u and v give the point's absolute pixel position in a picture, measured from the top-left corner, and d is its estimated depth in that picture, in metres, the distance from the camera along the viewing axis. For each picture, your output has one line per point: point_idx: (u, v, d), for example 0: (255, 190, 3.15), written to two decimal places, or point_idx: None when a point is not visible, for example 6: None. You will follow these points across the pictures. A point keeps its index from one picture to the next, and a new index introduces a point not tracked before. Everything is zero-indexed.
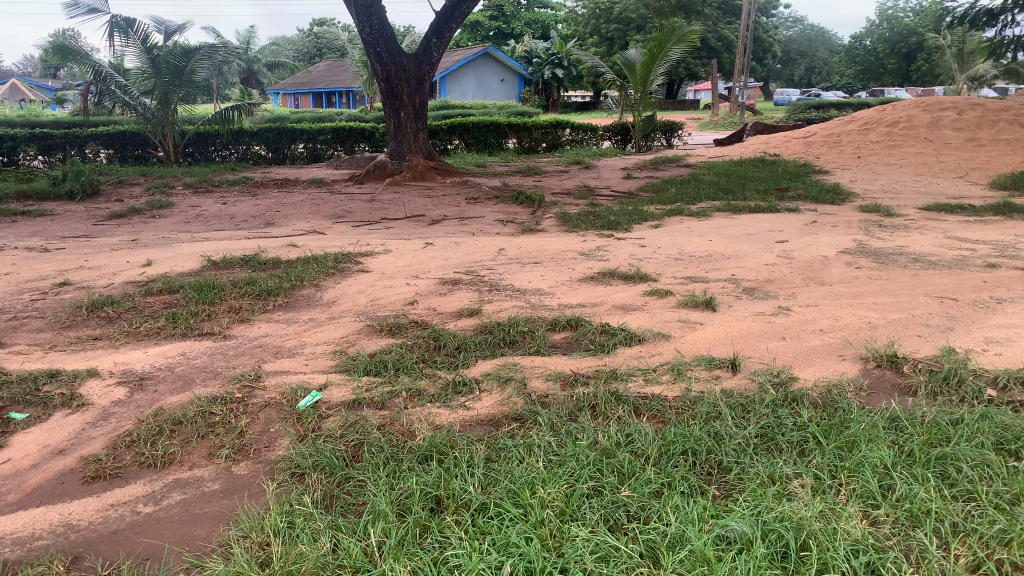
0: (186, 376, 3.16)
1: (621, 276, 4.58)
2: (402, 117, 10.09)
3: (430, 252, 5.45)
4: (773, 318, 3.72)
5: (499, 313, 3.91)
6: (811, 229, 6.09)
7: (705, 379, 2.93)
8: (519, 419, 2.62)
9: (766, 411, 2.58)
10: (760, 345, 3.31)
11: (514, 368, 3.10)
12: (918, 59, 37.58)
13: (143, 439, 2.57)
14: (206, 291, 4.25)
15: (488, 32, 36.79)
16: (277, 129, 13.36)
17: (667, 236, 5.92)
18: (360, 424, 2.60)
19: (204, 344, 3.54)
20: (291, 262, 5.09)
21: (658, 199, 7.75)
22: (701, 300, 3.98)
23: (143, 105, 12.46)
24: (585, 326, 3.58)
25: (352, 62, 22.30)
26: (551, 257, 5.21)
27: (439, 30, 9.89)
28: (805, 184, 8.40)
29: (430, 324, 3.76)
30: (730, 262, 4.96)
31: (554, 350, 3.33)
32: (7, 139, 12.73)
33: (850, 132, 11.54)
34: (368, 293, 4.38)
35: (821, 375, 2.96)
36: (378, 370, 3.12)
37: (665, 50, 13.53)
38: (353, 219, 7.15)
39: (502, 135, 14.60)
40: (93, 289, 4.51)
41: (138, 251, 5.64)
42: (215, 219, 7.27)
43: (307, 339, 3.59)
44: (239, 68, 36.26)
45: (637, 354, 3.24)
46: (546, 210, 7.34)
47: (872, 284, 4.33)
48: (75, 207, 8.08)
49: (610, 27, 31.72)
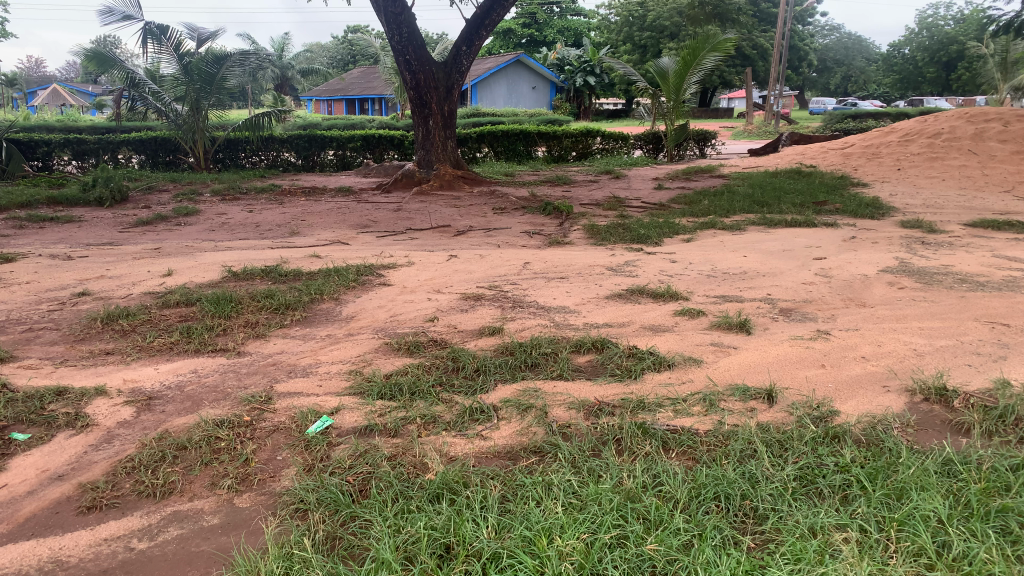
0: (195, 396, 3.05)
1: (650, 293, 4.41)
2: (430, 126, 9.99)
3: (454, 265, 5.31)
4: (811, 343, 3.52)
5: (522, 332, 3.76)
6: (849, 245, 5.86)
7: (738, 411, 2.75)
8: (539, 452, 2.46)
9: (805, 449, 2.39)
10: (798, 374, 3.11)
11: (535, 394, 2.93)
12: (959, 68, 36.80)
13: (144, 466, 2.45)
14: (223, 304, 4.15)
15: (521, 40, 36.74)
16: (307, 136, 13.37)
17: (699, 251, 5.72)
18: (370, 454, 2.46)
19: (217, 361, 3.43)
20: (312, 274, 4.98)
21: (690, 211, 7.54)
22: (735, 322, 3.79)
23: (175, 111, 12.52)
24: (611, 348, 3.41)
25: (384, 70, 22.39)
26: (578, 271, 5.05)
27: (469, 38, 9.76)
28: (843, 197, 8.13)
29: (450, 344, 3.61)
30: (766, 280, 4.76)
31: (578, 375, 3.17)
32: (42, 144, 12.87)
33: (890, 143, 11.22)
34: (388, 309, 4.25)
35: (864, 409, 2.76)
36: (392, 394, 2.98)
37: (698, 59, 13.35)
38: (378, 229, 7.05)
39: (532, 144, 14.47)
40: (110, 300, 4.45)
41: (160, 260, 5.59)
42: (241, 227, 7.23)
43: (322, 357, 3.47)
44: (273, 76, 36.70)
45: (666, 381, 3.06)
46: (574, 221, 7.18)
47: (916, 307, 4.11)
48: (103, 213, 8.10)
49: (643, 35, 31.53)
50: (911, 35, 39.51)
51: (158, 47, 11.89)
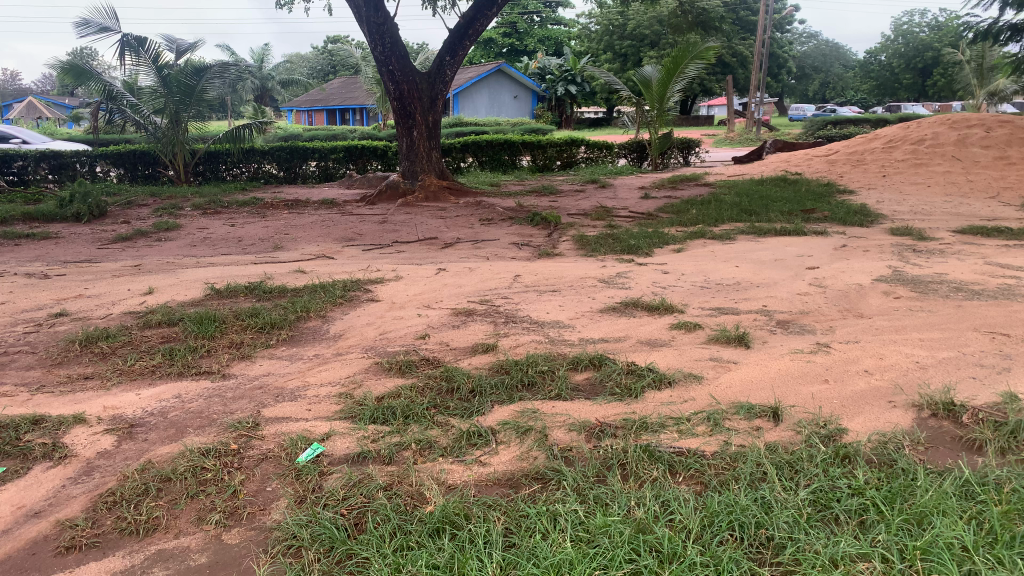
0: (179, 423, 2.92)
1: (645, 306, 4.33)
2: (415, 136, 9.89)
3: (443, 279, 5.21)
4: (811, 357, 3.45)
5: (517, 349, 3.66)
6: (841, 254, 5.82)
7: (744, 431, 2.67)
8: (542, 479, 2.36)
9: (817, 471, 2.31)
10: (803, 390, 3.03)
11: (533, 416, 2.83)
12: (934, 74, 37.26)
13: (126, 501, 2.33)
14: (206, 324, 4.02)
15: (501, 49, 36.78)
16: (289, 148, 13.23)
17: (691, 261, 5.65)
18: (364, 484, 2.35)
19: (201, 385, 3.30)
20: (298, 290, 4.87)
21: (678, 220, 7.49)
22: (733, 335, 3.71)
23: (154, 124, 12.34)
24: (609, 365, 3.32)
25: (366, 80, 22.29)
26: (569, 284, 4.97)
27: (453, 48, 9.69)
28: (831, 204, 8.12)
29: (444, 362, 3.51)
30: (761, 291, 4.70)
31: (578, 394, 3.06)
32: (17, 158, 12.61)
33: (874, 150, 11.25)
34: (377, 326, 4.14)
35: (872, 426, 2.69)
36: (385, 418, 2.87)
37: (681, 67, 13.36)
38: (364, 242, 6.93)
39: (516, 153, 14.39)
40: (89, 321, 4.31)
41: (140, 278, 5.44)
42: (223, 242, 7.09)
43: (311, 379, 3.35)
44: (252, 87, 36.48)
45: (668, 401, 2.96)
46: (562, 232, 7.11)
47: (914, 317, 4.06)
48: (81, 229, 7.93)
49: (623, 44, 31.63)
50: (887, 42, 39.97)
51: (136, 59, 11.71)
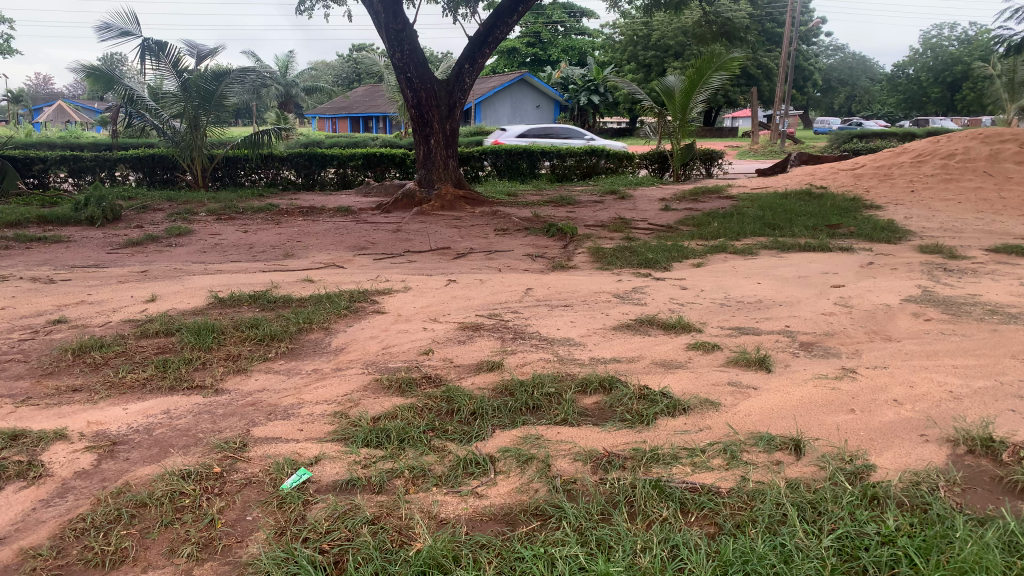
0: (163, 442, 2.77)
1: (661, 324, 4.13)
2: (432, 144, 9.76)
3: (452, 291, 5.04)
4: (837, 383, 3.24)
5: (523, 368, 3.48)
6: (867, 272, 5.58)
7: (764, 466, 2.47)
8: (542, 516, 2.18)
9: (843, 515, 2.11)
10: (827, 420, 2.83)
11: (536, 444, 2.65)
12: (963, 88, 36.77)
13: (97, 528, 2.18)
14: (204, 335, 3.88)
15: (525, 59, 36.76)
16: (307, 154, 13.15)
17: (711, 277, 5.45)
18: (350, 516, 2.19)
19: (192, 401, 3.15)
20: (303, 300, 4.73)
21: (699, 233, 7.28)
22: (753, 358, 3.51)
23: (173, 128, 12.32)
24: (620, 389, 3.13)
25: (389, 87, 22.29)
26: (583, 299, 4.79)
27: (472, 55, 9.57)
28: (857, 219, 7.88)
29: (446, 381, 3.34)
30: (783, 310, 4.48)
31: (586, 420, 2.88)
32: (37, 161, 12.62)
33: (902, 164, 10.97)
34: (381, 340, 3.98)
35: (903, 463, 2.48)
36: (380, 441, 2.70)
37: (704, 78, 13.18)
38: (375, 251, 6.79)
39: (536, 163, 14.23)
40: (87, 329, 4.19)
41: (145, 284, 5.34)
42: (233, 248, 6.98)
43: (306, 397, 3.19)
44: (276, 94, 36.74)
45: (681, 430, 2.77)
46: (579, 244, 6.94)
47: (946, 341, 3.84)
48: (93, 233, 7.87)
49: (647, 54, 31.48)
50: (915, 55, 39.46)
51: (156, 64, 11.72)
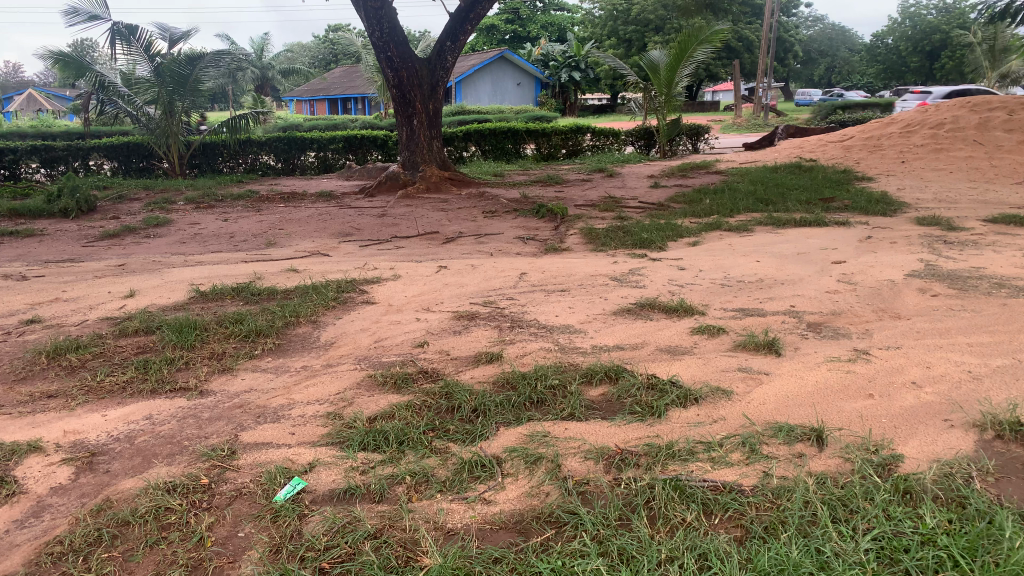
0: (145, 451, 2.60)
1: (662, 307, 3.99)
2: (415, 125, 9.53)
3: (443, 278, 4.87)
4: (850, 366, 3.11)
5: (523, 359, 3.33)
6: (867, 247, 5.46)
7: (786, 460, 2.34)
8: (557, 523, 2.04)
9: (878, 513, 1.98)
10: (845, 407, 2.70)
11: (544, 442, 2.50)
12: (942, 56, 36.71)
13: (76, 552, 2.01)
14: (186, 333, 3.70)
15: (504, 36, 36.34)
16: (286, 138, 12.85)
17: (708, 256, 5.31)
18: (349, 530, 2.04)
19: (175, 404, 2.98)
20: (289, 292, 4.54)
21: (692, 211, 7.13)
22: (762, 341, 3.38)
23: (147, 115, 11.99)
24: (627, 379, 2.98)
25: (368, 68, 21.94)
26: (579, 283, 4.63)
27: (453, 33, 9.32)
28: (850, 192, 7.76)
29: (443, 375, 3.18)
30: (786, 289, 4.35)
31: (594, 414, 2.73)
32: (8, 152, 12.28)
33: (891, 135, 10.85)
34: (372, 332, 3.81)
35: (931, 452, 2.35)
36: (377, 445, 2.54)
37: (689, 52, 12.98)
38: (361, 237, 6.60)
39: (520, 142, 14.01)
40: (63, 328, 4.00)
41: (122, 279, 5.12)
42: (214, 238, 6.76)
43: (297, 397, 3.02)
44: (253, 77, 36.14)
45: (694, 422, 2.63)
46: (569, 225, 6.77)
47: (958, 318, 3.71)
48: (68, 225, 7.61)
49: (627, 29, 31.15)
50: (894, 25, 39.37)
51: (128, 48, 11.36)
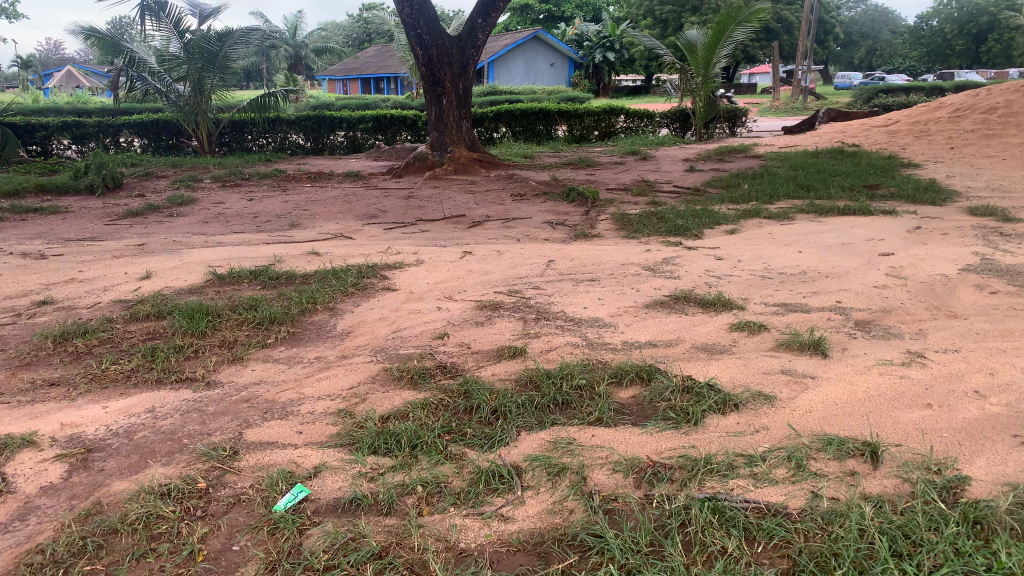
0: (144, 448, 2.44)
1: (698, 301, 3.75)
2: (444, 105, 9.30)
3: (468, 264, 4.67)
4: (904, 371, 2.85)
5: (549, 354, 3.12)
6: (916, 238, 5.15)
7: (837, 479, 2.11)
8: (580, 548, 1.85)
9: (944, 548, 1.76)
10: (900, 418, 2.46)
11: (569, 451, 2.30)
12: (988, 39, 35.51)
13: (57, 564, 1.86)
14: (198, 319, 3.54)
15: (538, 15, 35.98)
16: (315, 117, 12.71)
17: (746, 245, 5.04)
18: (352, 549, 1.86)
19: (180, 397, 2.82)
20: (308, 276, 4.37)
21: (729, 197, 6.84)
22: (807, 341, 3.13)
23: (176, 92, 11.91)
24: (661, 380, 2.76)
25: (400, 47, 21.75)
26: (610, 272, 4.41)
27: (485, 10, 9.09)
28: (896, 179, 7.40)
29: (463, 371, 2.99)
30: (831, 283, 4.08)
31: (623, 420, 2.52)
32: (40, 128, 12.33)
33: (939, 119, 10.39)
34: (390, 322, 3.63)
35: (1002, 474, 2.10)
36: (389, 448, 2.36)
37: (728, 32, 12.58)
38: (386, 220, 6.43)
39: (552, 123, 13.71)
40: (74, 311, 3.87)
41: (140, 260, 5.00)
42: (237, 218, 6.63)
43: (307, 391, 2.85)
44: (286, 55, 36.18)
45: (733, 432, 2.41)
46: (600, 209, 6.54)
47: (1021, 318, 3.43)
48: (93, 203, 7.54)
49: (664, 9, 30.56)
50: (940, 6, 38.22)
51: (157, 24, 11.25)
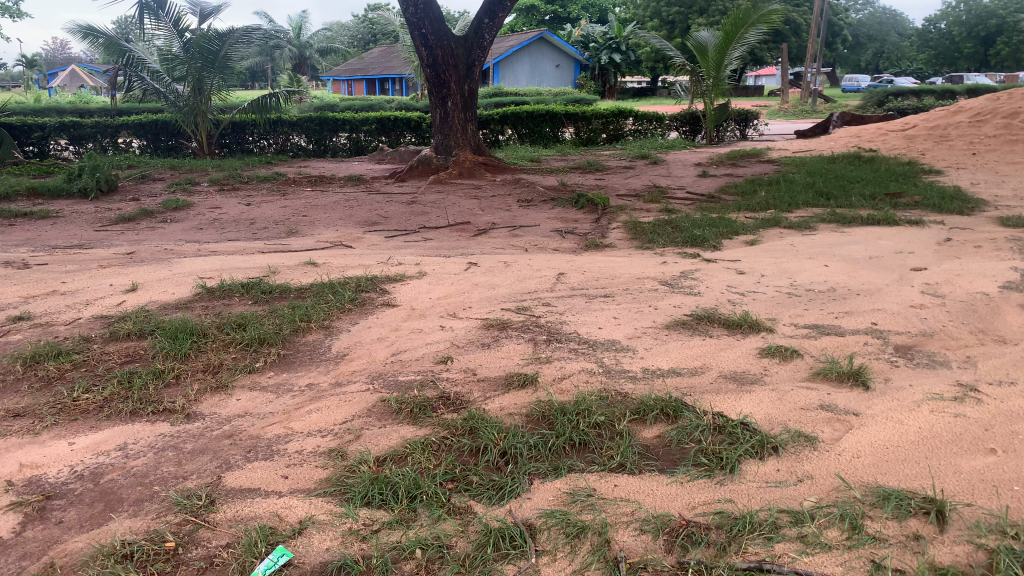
0: (111, 495, 2.17)
1: (723, 321, 3.47)
2: (449, 107, 9.03)
3: (473, 277, 4.40)
4: (959, 409, 2.56)
5: (562, 383, 2.84)
6: (948, 251, 4.86)
7: (900, 546, 1.83)
8: None
9: None
10: (962, 467, 2.17)
11: (588, 506, 2.02)
12: (998, 42, 35.06)
13: None
14: (181, 339, 3.27)
15: (544, 17, 35.79)
16: (318, 118, 12.46)
17: (769, 258, 4.75)
18: None
19: (156, 431, 2.55)
20: (304, 291, 4.10)
21: (746, 204, 6.56)
22: (847, 372, 2.84)
23: (176, 92, 11.65)
24: (688, 418, 2.48)
25: (405, 47, 21.53)
26: (625, 287, 4.13)
27: (492, 9, 8.80)
28: (918, 187, 7.10)
29: (468, 402, 2.70)
30: (864, 302, 3.79)
31: (649, 466, 2.23)
32: (36, 128, 12.11)
33: (959, 124, 10.09)
34: (390, 342, 3.35)
35: None
36: (384, 499, 2.08)
37: (740, 32, 12.28)
38: (387, 226, 6.17)
39: (559, 126, 13.44)
40: (51, 328, 3.59)
41: (128, 270, 4.74)
42: (232, 224, 6.37)
43: (296, 426, 2.57)
44: (290, 55, 36.06)
45: (773, 483, 2.13)
46: (612, 217, 6.27)
47: None
48: (85, 207, 7.30)
49: (671, 11, 30.24)
50: (948, 9, 37.93)
51: (156, 23, 10.97)
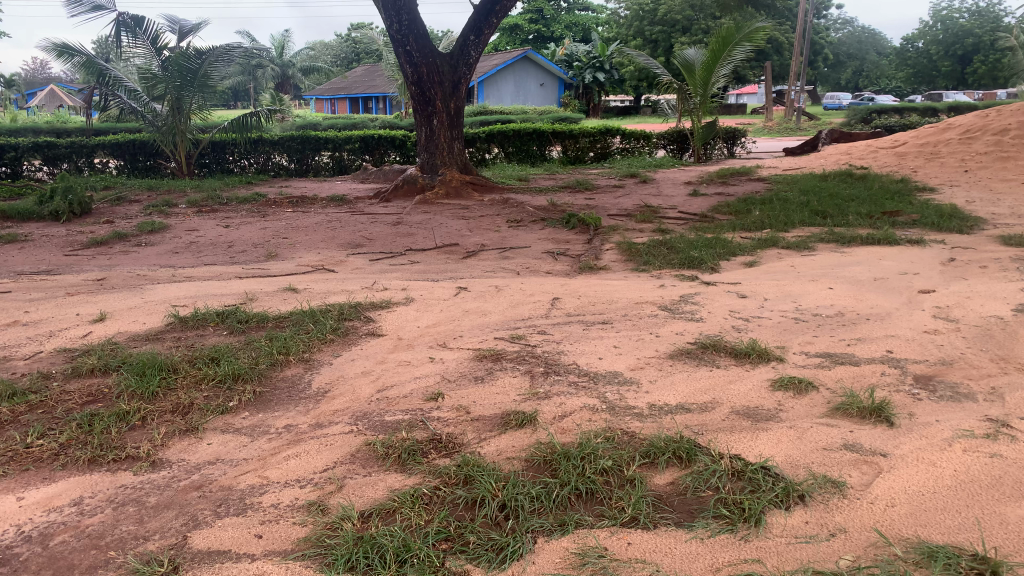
0: (59, 562, 1.92)
1: (731, 351, 3.26)
2: (435, 125, 8.83)
3: (463, 303, 4.18)
4: (994, 448, 2.35)
5: (563, 422, 2.62)
6: (954, 272, 4.69)
7: None
8: None
9: None
10: (1009, 518, 1.97)
11: (601, 570, 1.79)
12: (974, 61, 35.49)
13: None
14: (149, 375, 3.02)
15: (528, 36, 35.90)
16: (300, 137, 12.23)
17: (771, 280, 4.56)
18: None
19: (116, 483, 2.30)
20: (284, 320, 3.86)
21: (741, 223, 6.39)
22: (869, 407, 2.64)
23: (154, 111, 11.38)
24: (704, 463, 2.26)
25: (389, 67, 21.37)
26: (623, 313, 3.92)
27: (478, 27, 8.64)
28: (914, 204, 6.98)
29: (461, 446, 2.48)
30: (875, 328, 3.60)
31: (664, 519, 2.02)
32: (9, 148, 11.78)
33: (949, 142, 10.02)
34: (375, 377, 3.12)
35: None
36: (370, 564, 1.85)
37: (728, 50, 12.20)
38: (372, 249, 5.94)
39: (546, 144, 13.29)
40: (8, 363, 3.33)
41: (96, 298, 4.47)
42: (210, 247, 6.12)
43: (273, 475, 2.33)
44: (273, 75, 35.87)
45: (803, 538, 1.91)
46: (604, 237, 6.08)
47: None
48: (56, 230, 7.01)
49: (654, 29, 30.34)
50: (925, 28, 38.35)
51: (133, 40, 10.71)
